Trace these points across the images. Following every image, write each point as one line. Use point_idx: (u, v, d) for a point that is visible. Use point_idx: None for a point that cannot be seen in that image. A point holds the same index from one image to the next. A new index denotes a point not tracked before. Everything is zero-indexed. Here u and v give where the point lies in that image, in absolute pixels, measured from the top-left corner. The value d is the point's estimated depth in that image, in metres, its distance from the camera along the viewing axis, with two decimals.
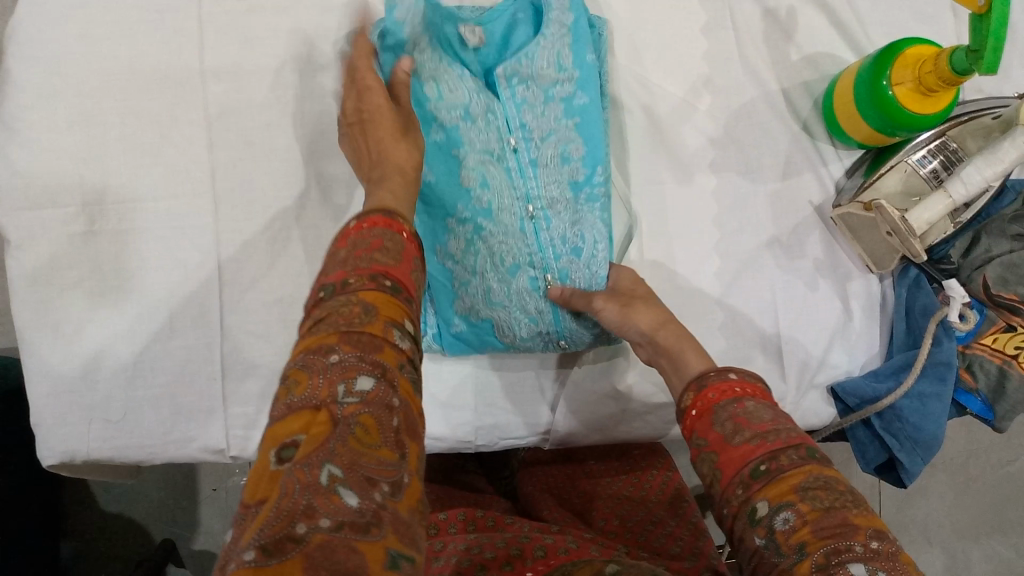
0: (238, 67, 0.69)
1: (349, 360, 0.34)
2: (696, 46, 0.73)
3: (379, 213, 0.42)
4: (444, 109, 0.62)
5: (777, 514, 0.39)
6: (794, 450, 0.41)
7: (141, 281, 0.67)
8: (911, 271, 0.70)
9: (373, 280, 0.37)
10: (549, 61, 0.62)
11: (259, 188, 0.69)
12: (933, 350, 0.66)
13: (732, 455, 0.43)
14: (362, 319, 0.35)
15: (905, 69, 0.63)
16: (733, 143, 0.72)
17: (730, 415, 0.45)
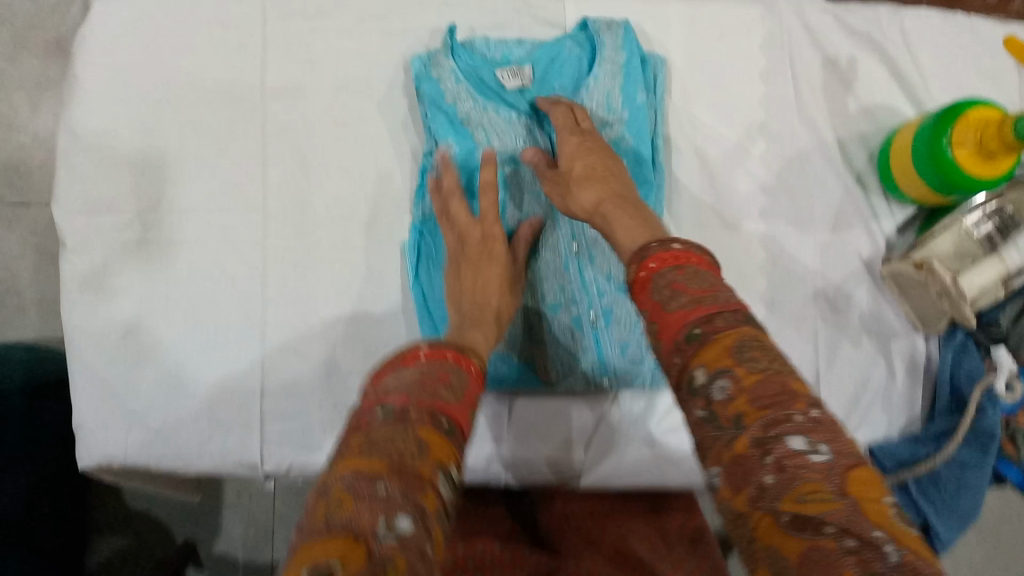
0: (299, 88, 0.71)
1: (395, 495, 0.35)
2: (753, 91, 0.73)
3: (452, 348, 0.47)
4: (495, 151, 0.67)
5: (714, 382, 0.36)
6: (731, 314, 0.38)
7: (189, 291, 0.68)
8: (958, 334, 0.68)
9: (432, 416, 0.40)
10: (599, 101, 0.68)
11: (310, 207, 0.70)
12: (976, 419, 0.64)
13: (670, 322, 0.39)
14: (412, 454, 0.37)
15: (967, 129, 0.62)
16: (784, 191, 0.72)
17: (669, 281, 0.41)
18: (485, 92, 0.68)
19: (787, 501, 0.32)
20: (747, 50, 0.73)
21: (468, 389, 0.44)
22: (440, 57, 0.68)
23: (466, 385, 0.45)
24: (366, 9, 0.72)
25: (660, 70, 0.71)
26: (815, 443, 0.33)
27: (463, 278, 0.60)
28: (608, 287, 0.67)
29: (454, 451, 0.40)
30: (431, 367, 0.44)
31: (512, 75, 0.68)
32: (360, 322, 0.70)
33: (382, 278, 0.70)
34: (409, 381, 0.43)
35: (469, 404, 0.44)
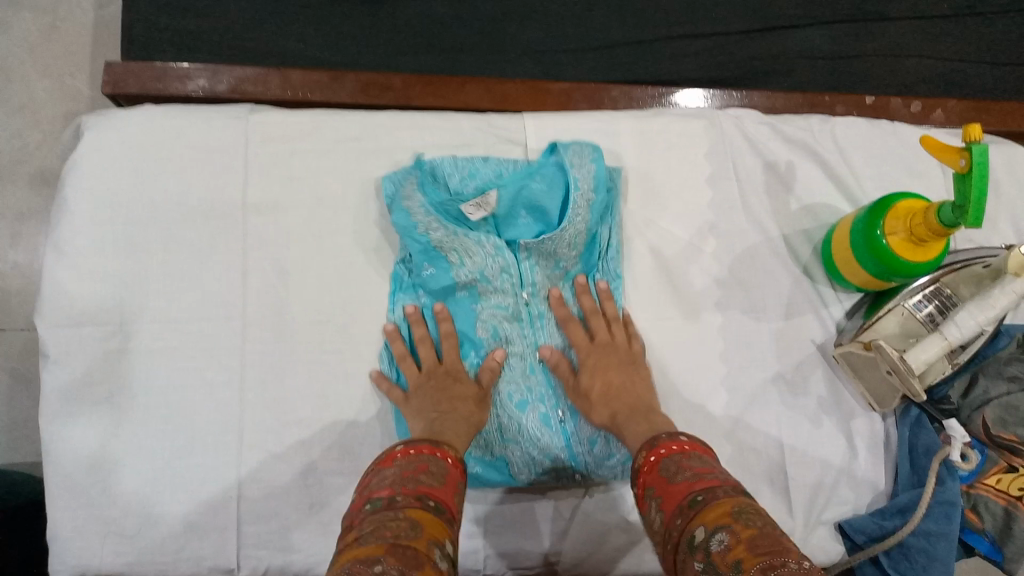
0: (278, 203, 0.75)
1: (392, 568, 0.41)
2: (701, 195, 0.78)
3: (426, 442, 0.57)
4: (465, 272, 0.69)
5: (714, 537, 0.44)
6: (728, 488, 0.49)
7: (168, 399, 0.70)
8: (912, 410, 0.73)
9: (418, 499, 0.50)
10: (570, 234, 0.70)
11: (287, 313, 0.73)
12: (937, 489, 0.68)
13: (677, 493, 0.51)
14: (407, 534, 0.45)
15: (899, 219, 0.67)
16: (737, 284, 0.76)
17: (676, 462, 0.53)
18: (452, 220, 0.71)
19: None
20: (694, 156, 0.79)
21: (445, 474, 0.54)
22: (411, 187, 0.72)
23: (444, 472, 0.55)
24: (341, 131, 0.78)
25: (615, 185, 0.75)
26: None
27: (440, 402, 0.64)
28: None
29: (443, 528, 0.49)
30: (410, 462, 0.54)
31: (470, 210, 0.70)
32: (336, 423, 0.71)
33: (357, 379, 0.72)
34: (394, 477, 0.52)
35: (450, 486, 0.54)
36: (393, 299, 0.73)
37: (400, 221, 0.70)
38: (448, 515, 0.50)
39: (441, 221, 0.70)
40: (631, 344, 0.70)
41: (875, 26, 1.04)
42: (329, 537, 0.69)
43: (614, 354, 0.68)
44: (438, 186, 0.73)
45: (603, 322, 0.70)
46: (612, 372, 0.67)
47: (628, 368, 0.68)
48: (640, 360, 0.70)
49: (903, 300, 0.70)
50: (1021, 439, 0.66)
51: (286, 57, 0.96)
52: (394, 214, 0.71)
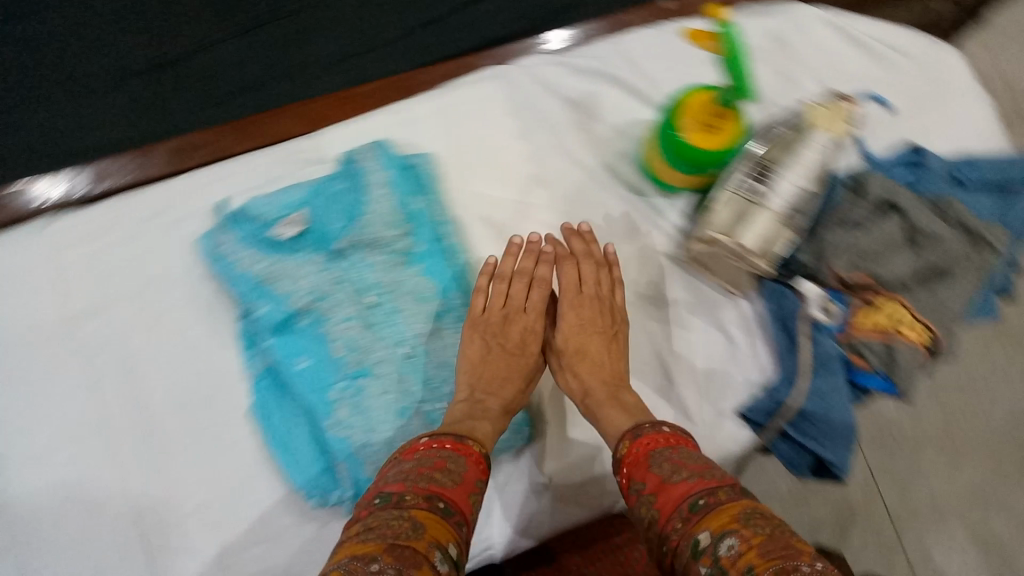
0: (104, 303, 0.73)
1: (388, 566, 0.46)
2: (515, 151, 0.77)
3: (449, 439, 0.61)
4: (299, 297, 0.69)
5: (720, 541, 0.48)
6: (729, 489, 0.53)
7: (59, 533, 0.68)
8: (770, 285, 0.74)
9: (427, 499, 0.54)
10: (381, 222, 0.70)
11: (150, 407, 0.71)
12: (815, 349, 0.70)
13: (671, 492, 0.55)
14: (408, 533, 0.50)
15: (689, 117, 0.66)
16: (575, 224, 0.76)
17: (667, 459, 0.58)
18: (269, 250, 0.70)
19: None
20: (495, 117, 0.78)
21: (462, 475, 0.59)
22: (222, 234, 0.71)
23: (461, 470, 0.59)
24: (144, 212, 0.76)
25: (424, 168, 0.74)
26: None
27: (490, 363, 0.69)
28: (446, 372, 0.70)
29: (446, 529, 0.53)
30: (428, 458, 0.59)
31: (280, 230, 0.70)
32: (234, 496, 0.70)
33: (238, 447, 0.71)
34: (409, 475, 0.57)
35: (465, 489, 0.58)
36: (248, 355, 0.72)
37: (222, 271, 0.70)
38: (456, 516, 0.55)
39: (259, 253, 0.69)
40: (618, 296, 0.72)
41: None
42: None
43: (595, 310, 0.71)
44: (250, 221, 0.71)
45: (587, 267, 0.72)
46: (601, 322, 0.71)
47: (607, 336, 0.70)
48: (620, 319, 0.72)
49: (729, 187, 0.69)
50: (874, 276, 0.70)
51: (81, 149, 0.92)
52: (214, 266, 0.71)
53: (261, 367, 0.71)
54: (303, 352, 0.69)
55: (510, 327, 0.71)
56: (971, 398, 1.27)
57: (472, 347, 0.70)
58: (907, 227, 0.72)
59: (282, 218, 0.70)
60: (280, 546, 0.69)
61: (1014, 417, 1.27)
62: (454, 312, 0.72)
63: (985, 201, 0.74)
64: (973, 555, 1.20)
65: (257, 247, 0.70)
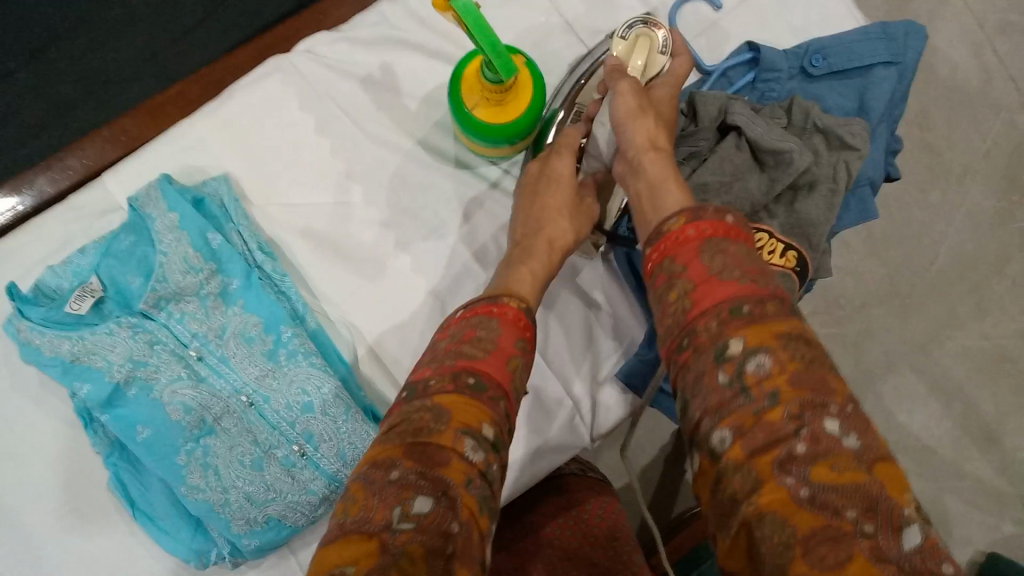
0: None
1: (408, 478, 0.42)
2: (319, 148, 0.71)
3: (484, 303, 0.53)
4: (117, 369, 0.63)
5: (753, 358, 0.43)
6: (779, 304, 0.45)
7: None
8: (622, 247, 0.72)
9: (455, 380, 0.47)
10: (180, 270, 0.65)
11: (6, 507, 0.68)
12: None
13: (718, 289, 0.46)
14: (431, 426, 0.44)
15: (470, 93, 0.59)
16: (404, 213, 0.70)
17: (724, 250, 0.48)
18: (72, 328, 0.64)
19: (817, 468, 0.39)
20: (290, 115, 0.71)
21: (497, 342, 0.50)
22: (16, 320, 0.65)
23: (496, 336, 0.51)
24: None
25: (220, 195, 0.68)
26: (847, 432, 0.40)
27: (530, 207, 0.64)
28: (294, 413, 0.65)
29: (480, 408, 0.46)
30: (459, 329, 0.52)
31: (74, 305, 0.64)
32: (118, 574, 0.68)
33: (111, 526, 0.69)
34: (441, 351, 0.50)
35: (502, 356, 0.50)
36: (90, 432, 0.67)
37: (30, 359, 0.65)
38: (490, 394, 0.48)
39: (58, 333, 0.63)
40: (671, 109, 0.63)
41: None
42: None
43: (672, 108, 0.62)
44: (44, 301, 0.65)
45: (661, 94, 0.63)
46: (649, 136, 0.58)
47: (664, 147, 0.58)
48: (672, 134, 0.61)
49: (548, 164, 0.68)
50: None
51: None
52: (24, 355, 0.66)
53: (106, 441, 0.67)
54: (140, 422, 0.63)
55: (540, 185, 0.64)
56: (909, 247, 1.20)
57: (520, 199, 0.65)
58: (751, 145, 0.64)
59: (77, 290, 0.65)
60: None
61: (956, 256, 1.20)
62: (289, 347, 0.66)
63: (846, 92, 0.68)
64: (933, 405, 1.17)
65: (56, 327, 0.64)
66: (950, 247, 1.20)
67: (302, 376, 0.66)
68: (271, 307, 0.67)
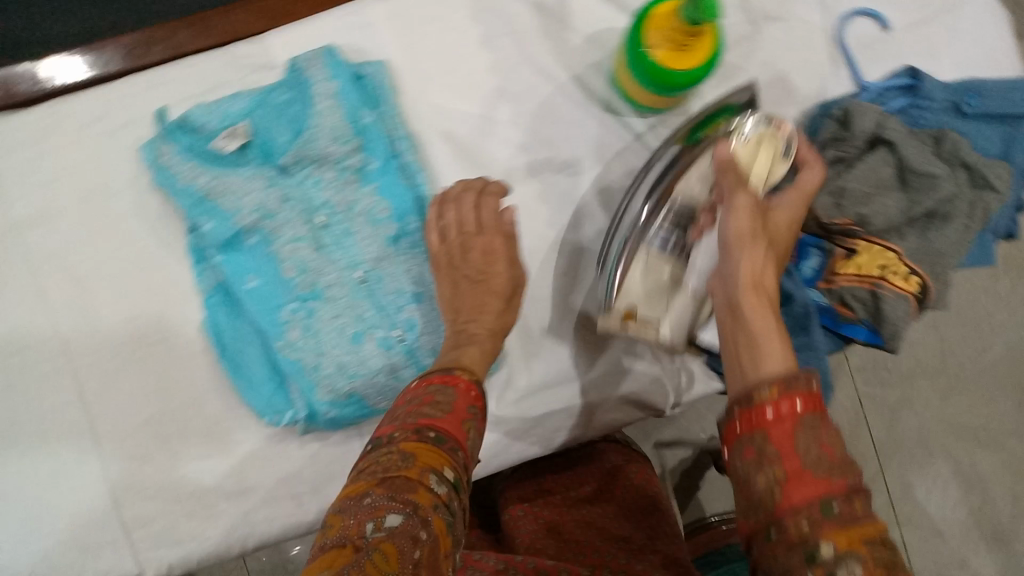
0: (45, 211, 0.70)
1: (378, 501, 0.45)
2: (479, 61, 0.72)
3: (438, 372, 0.56)
4: (245, 214, 0.66)
5: (844, 562, 0.38)
6: (868, 499, 0.41)
7: (12, 443, 0.70)
8: None
9: (416, 433, 0.50)
10: (329, 138, 0.67)
11: (100, 320, 0.70)
12: (790, 305, 0.67)
13: (805, 484, 0.41)
14: (399, 464, 0.47)
15: (656, 31, 0.60)
16: (543, 144, 0.72)
17: (817, 439, 0.42)
18: (215, 164, 0.67)
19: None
20: (460, 22, 0.72)
21: (451, 404, 0.53)
22: (162, 143, 0.68)
23: (453, 399, 0.54)
24: (83, 115, 0.71)
25: (379, 78, 0.70)
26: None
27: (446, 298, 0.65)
28: (401, 300, 0.68)
29: (441, 455, 0.50)
30: (415, 396, 0.54)
31: (221, 143, 0.66)
32: (185, 414, 0.71)
33: (190, 365, 0.71)
34: (400, 414, 0.53)
35: (458, 417, 0.53)
36: (197, 270, 0.69)
37: (163, 182, 0.67)
38: (449, 443, 0.51)
39: (200, 166, 0.66)
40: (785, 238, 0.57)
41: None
42: (217, 516, 0.71)
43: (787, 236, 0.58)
44: (190, 132, 0.67)
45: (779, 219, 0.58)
46: (754, 275, 0.52)
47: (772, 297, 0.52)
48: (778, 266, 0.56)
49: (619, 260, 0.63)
50: (856, 220, 0.67)
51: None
52: (156, 178, 0.68)
53: (211, 283, 0.69)
54: (254, 271, 0.67)
55: (471, 250, 0.65)
56: (970, 329, 1.19)
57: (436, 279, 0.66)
58: (897, 161, 0.67)
59: (221, 132, 0.67)
60: (233, 463, 0.71)
61: (1012, 350, 1.20)
62: (410, 238, 0.69)
63: (993, 138, 0.69)
64: (952, 488, 1.17)
65: (200, 160, 0.67)
66: (1009, 340, 1.19)
67: (415, 268, 0.69)
68: (401, 195, 0.69)
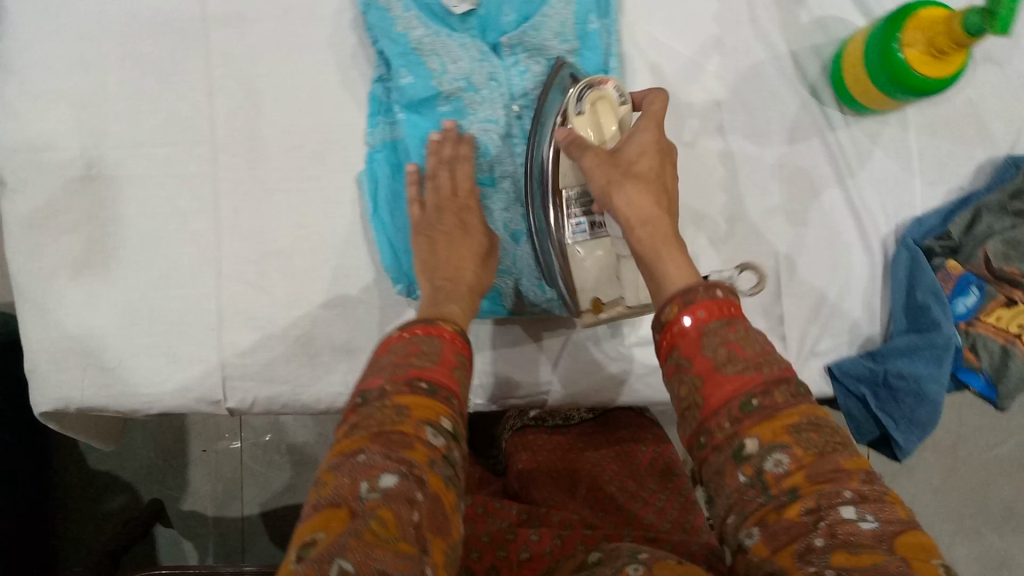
0: (240, 14, 0.68)
1: (374, 460, 0.43)
2: (707, 6, 0.71)
3: (422, 323, 0.54)
4: (448, 80, 0.65)
5: (769, 455, 0.39)
6: (786, 386, 0.41)
7: (134, 231, 0.66)
8: (911, 253, 0.70)
9: (408, 385, 0.48)
10: (553, 32, 0.66)
11: (261, 138, 0.68)
12: (933, 333, 0.67)
13: (721, 384, 0.42)
14: (394, 419, 0.46)
15: (916, 31, 0.61)
16: (741, 106, 0.71)
17: (723, 339, 0.43)
18: (434, 20, 0.65)
19: (838, 557, 0.35)
20: None
21: (439, 353, 0.51)
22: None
23: (438, 349, 0.52)
24: None
25: None
26: (863, 513, 0.36)
27: (433, 255, 0.61)
28: None
29: (437, 404, 0.48)
30: (400, 346, 0.52)
31: (451, 1, 0.64)
32: (314, 255, 0.68)
33: (339, 208, 0.68)
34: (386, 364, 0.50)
35: (448, 364, 0.51)
36: (371, 122, 0.67)
37: (374, 24, 0.65)
38: (443, 391, 0.49)
39: (421, 18, 0.65)
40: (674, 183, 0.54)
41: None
42: (316, 366, 0.67)
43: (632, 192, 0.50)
44: None
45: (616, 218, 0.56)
46: (640, 212, 0.50)
47: (670, 227, 0.50)
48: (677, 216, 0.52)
49: (556, 237, 0.61)
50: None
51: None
52: (369, 15, 0.66)
53: (383, 139, 0.67)
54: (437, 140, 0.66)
55: (445, 212, 0.63)
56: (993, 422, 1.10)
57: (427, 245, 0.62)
58: None
59: None
60: (347, 318, 0.68)
61: None
62: None
63: None
64: None
65: (422, 12, 0.65)
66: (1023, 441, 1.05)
67: None
68: None
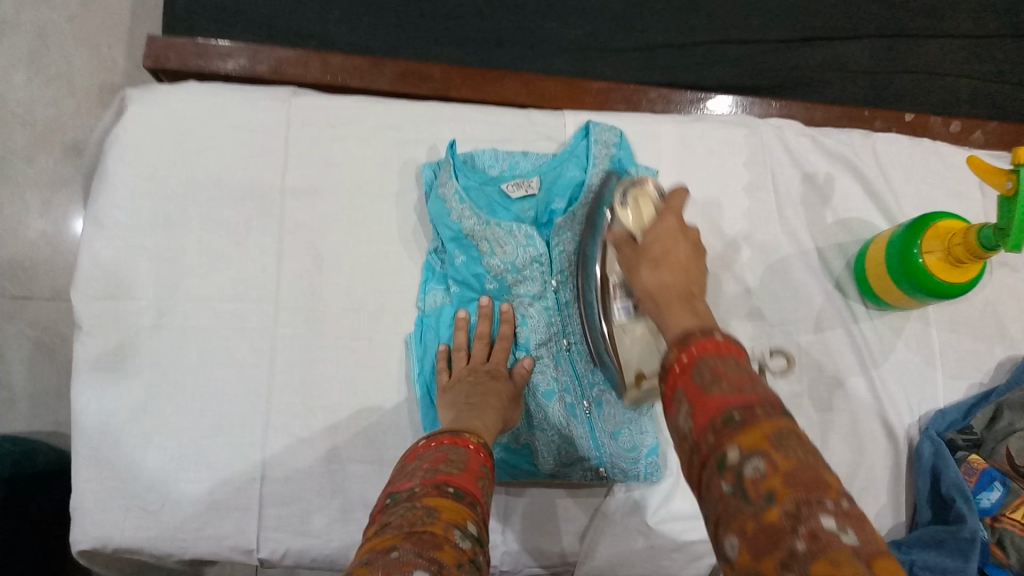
0: (315, 187, 0.75)
1: (408, 555, 0.39)
2: (739, 204, 0.78)
3: (446, 433, 0.53)
4: (495, 262, 0.71)
5: (747, 460, 0.36)
6: (770, 405, 0.38)
7: (192, 378, 0.70)
8: (934, 445, 0.72)
9: (437, 489, 0.46)
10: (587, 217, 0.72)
11: (321, 300, 0.73)
12: (958, 526, 0.65)
13: (708, 404, 0.39)
14: (423, 520, 0.42)
15: (935, 239, 0.66)
16: (768, 296, 0.76)
17: (712, 367, 0.41)
18: (492, 210, 0.73)
19: (816, 564, 0.31)
20: (734, 164, 0.78)
21: (467, 461, 0.50)
22: (445, 175, 0.72)
23: (466, 459, 0.51)
24: (382, 119, 0.78)
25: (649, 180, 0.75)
26: (845, 527, 0.32)
27: (468, 390, 0.65)
28: (597, 377, 0.71)
29: (464, 510, 0.45)
30: (428, 453, 0.50)
31: (509, 189, 0.73)
32: (359, 412, 0.71)
33: (386, 368, 0.73)
34: (415, 471, 0.48)
35: (473, 474, 0.50)
36: (424, 289, 0.74)
37: (434, 210, 0.73)
38: (471, 498, 0.46)
39: (475, 210, 0.71)
40: (699, 257, 0.53)
41: (945, 9, 0.95)
42: (348, 520, 0.70)
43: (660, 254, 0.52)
44: (477, 172, 0.74)
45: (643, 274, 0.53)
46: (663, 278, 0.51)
47: (687, 294, 0.49)
48: (704, 284, 0.52)
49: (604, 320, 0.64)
50: None
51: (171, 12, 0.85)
52: (430, 203, 0.74)
53: (434, 305, 0.74)
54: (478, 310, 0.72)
55: (478, 370, 0.68)
56: None
57: (462, 386, 0.66)
58: None
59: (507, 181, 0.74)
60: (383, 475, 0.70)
61: None
62: None
63: None
64: None
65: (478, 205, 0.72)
66: None
67: None
68: None
